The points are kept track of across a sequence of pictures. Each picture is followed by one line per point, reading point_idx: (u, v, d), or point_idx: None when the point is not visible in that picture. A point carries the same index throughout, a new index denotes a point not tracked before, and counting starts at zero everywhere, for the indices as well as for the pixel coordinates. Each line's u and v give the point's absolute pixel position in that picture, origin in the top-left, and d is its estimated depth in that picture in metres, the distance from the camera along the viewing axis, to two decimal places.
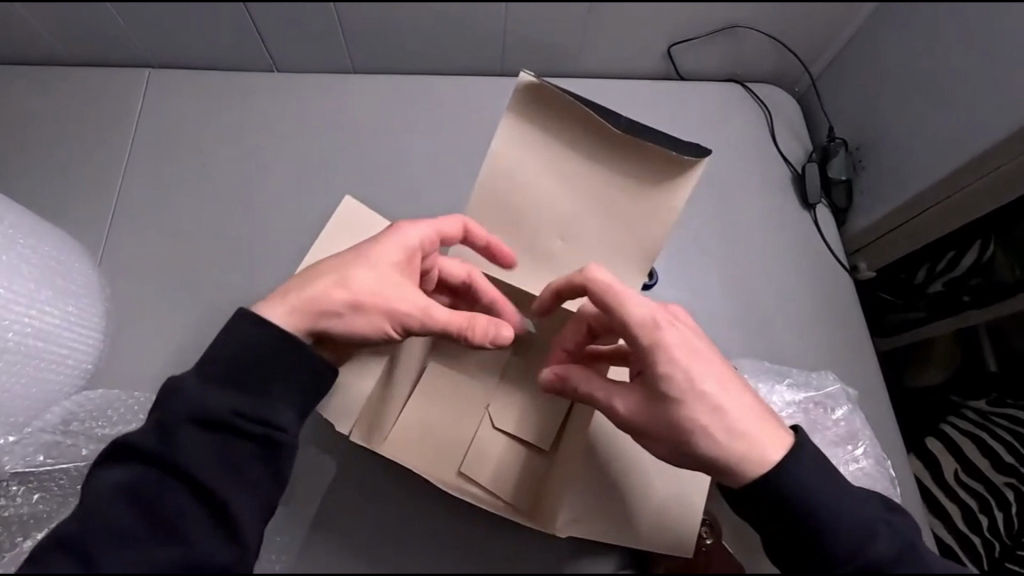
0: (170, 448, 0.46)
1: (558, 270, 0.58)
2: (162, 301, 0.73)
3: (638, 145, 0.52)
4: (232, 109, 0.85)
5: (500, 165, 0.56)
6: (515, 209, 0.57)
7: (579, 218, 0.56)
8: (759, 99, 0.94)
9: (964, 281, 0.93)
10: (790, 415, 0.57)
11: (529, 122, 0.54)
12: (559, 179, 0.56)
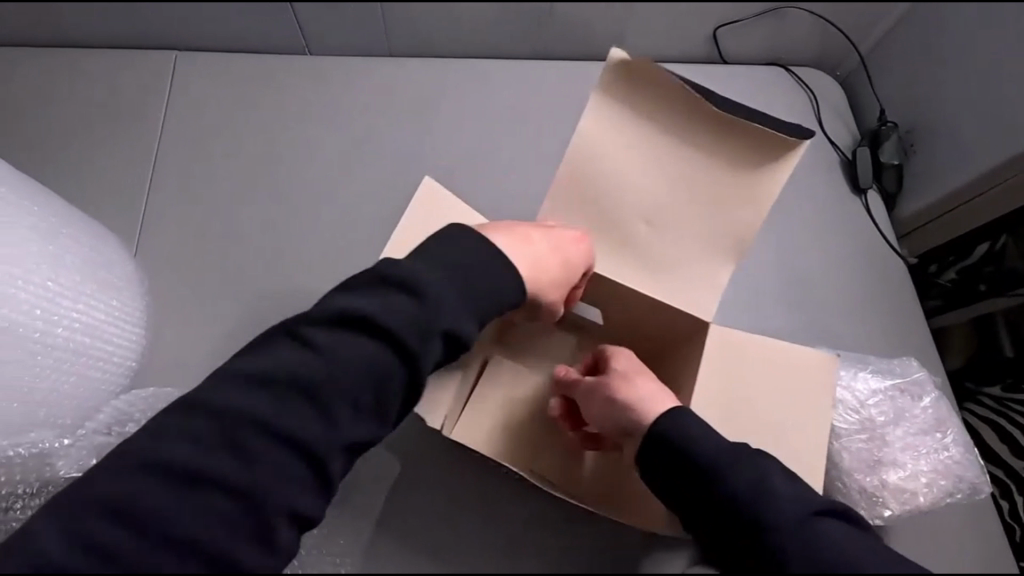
0: (278, 395, 0.41)
1: (641, 255, 0.55)
2: (204, 294, 0.69)
3: (739, 125, 0.52)
4: (266, 94, 0.81)
5: (591, 145, 0.53)
6: (599, 192, 0.55)
7: (667, 202, 0.54)
8: (804, 81, 0.92)
9: (977, 269, 0.89)
10: (876, 404, 0.56)
11: (620, 100, 0.53)
12: (648, 159, 0.54)
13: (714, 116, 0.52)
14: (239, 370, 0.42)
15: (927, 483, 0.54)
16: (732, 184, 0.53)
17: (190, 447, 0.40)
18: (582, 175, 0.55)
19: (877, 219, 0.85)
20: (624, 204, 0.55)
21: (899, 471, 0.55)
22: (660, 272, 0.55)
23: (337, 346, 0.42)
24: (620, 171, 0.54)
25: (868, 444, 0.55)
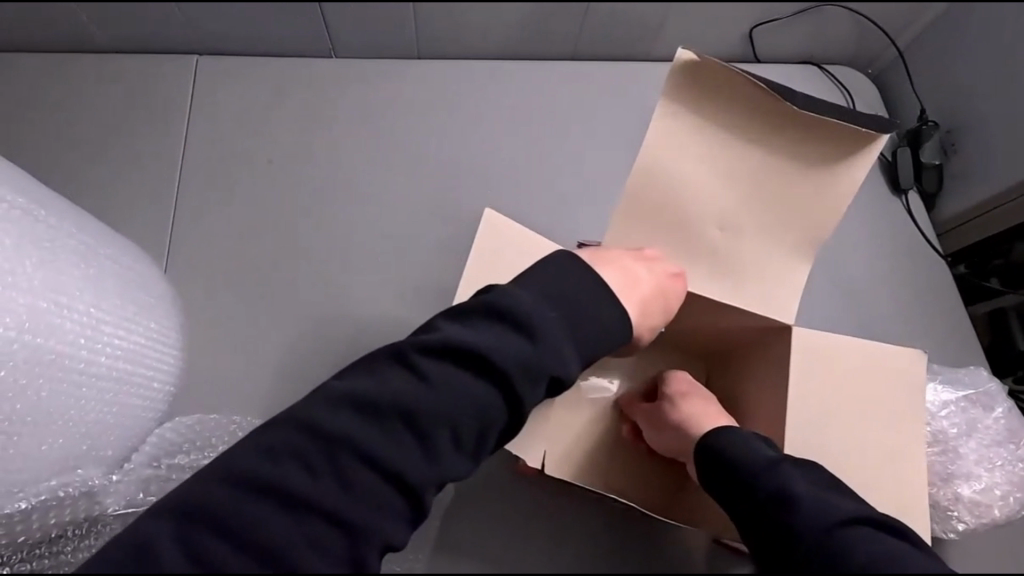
0: (380, 420, 0.39)
1: (717, 266, 0.51)
2: (239, 312, 0.67)
3: (812, 121, 0.46)
4: (291, 97, 0.78)
5: (651, 155, 0.47)
6: (667, 203, 0.49)
7: (740, 208, 0.49)
8: (839, 80, 0.90)
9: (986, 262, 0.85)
10: (947, 417, 0.55)
11: (685, 104, 0.47)
12: (720, 164, 0.48)
13: (784, 113, 0.47)
14: (343, 391, 0.40)
15: (1001, 497, 0.53)
16: (806, 186, 0.49)
17: (287, 467, 0.38)
18: (646, 188, 0.49)
19: (918, 220, 0.84)
20: (690, 216, 0.49)
21: (972, 485, 0.53)
22: (733, 286, 0.51)
23: (445, 374, 0.41)
24: (684, 181, 0.48)
25: (939, 458, 0.54)
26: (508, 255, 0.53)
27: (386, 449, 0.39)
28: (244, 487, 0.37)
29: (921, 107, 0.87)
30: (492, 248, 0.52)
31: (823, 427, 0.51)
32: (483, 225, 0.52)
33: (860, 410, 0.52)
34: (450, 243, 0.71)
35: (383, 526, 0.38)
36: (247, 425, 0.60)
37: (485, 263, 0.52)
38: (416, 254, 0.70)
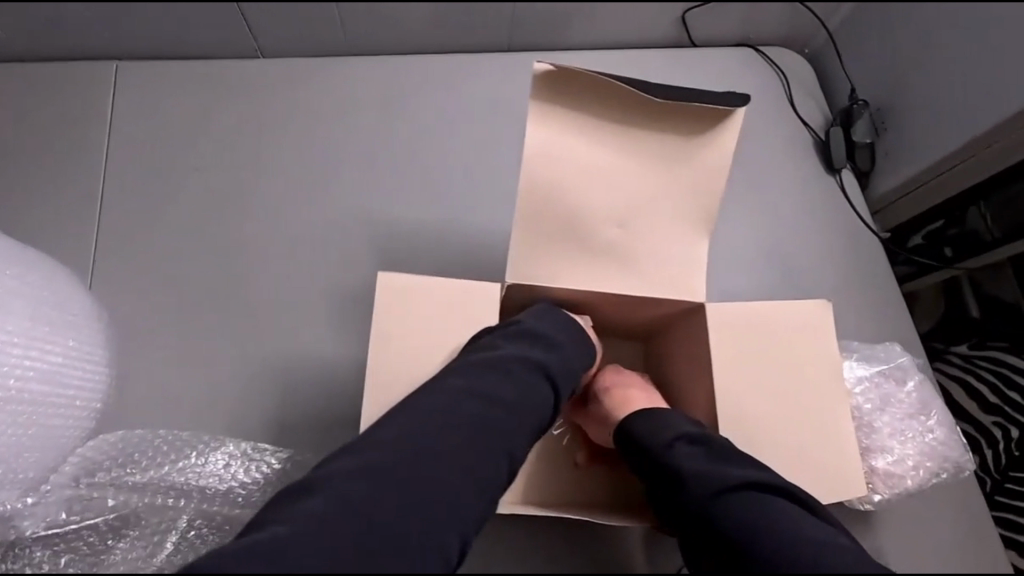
0: (487, 407, 0.43)
1: (617, 260, 0.52)
2: (170, 323, 0.66)
3: (678, 105, 0.49)
4: (219, 103, 0.77)
5: (535, 160, 0.48)
6: (557, 205, 0.50)
7: (631, 202, 0.51)
8: (773, 63, 0.91)
9: (943, 231, 0.92)
10: (862, 392, 0.56)
11: (552, 111, 0.48)
12: (602, 164, 0.50)
13: (648, 107, 0.49)
14: (455, 386, 0.45)
15: (913, 466, 0.55)
16: (688, 169, 0.51)
17: (402, 465, 0.39)
18: (535, 194, 0.49)
19: (852, 199, 0.85)
20: (589, 212, 0.50)
21: (888, 456, 0.55)
22: (639, 273, 0.52)
23: (529, 373, 0.47)
24: (574, 181, 0.49)
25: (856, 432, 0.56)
26: (418, 316, 0.50)
27: (465, 445, 0.41)
28: (367, 481, 0.38)
29: (851, 87, 0.89)
30: (396, 310, 0.50)
31: (749, 401, 0.51)
32: (378, 292, 0.50)
33: (787, 379, 0.51)
34: (387, 244, 0.71)
35: (470, 521, 0.40)
36: (173, 438, 0.59)
37: (394, 326, 0.49)
38: (353, 258, 0.70)
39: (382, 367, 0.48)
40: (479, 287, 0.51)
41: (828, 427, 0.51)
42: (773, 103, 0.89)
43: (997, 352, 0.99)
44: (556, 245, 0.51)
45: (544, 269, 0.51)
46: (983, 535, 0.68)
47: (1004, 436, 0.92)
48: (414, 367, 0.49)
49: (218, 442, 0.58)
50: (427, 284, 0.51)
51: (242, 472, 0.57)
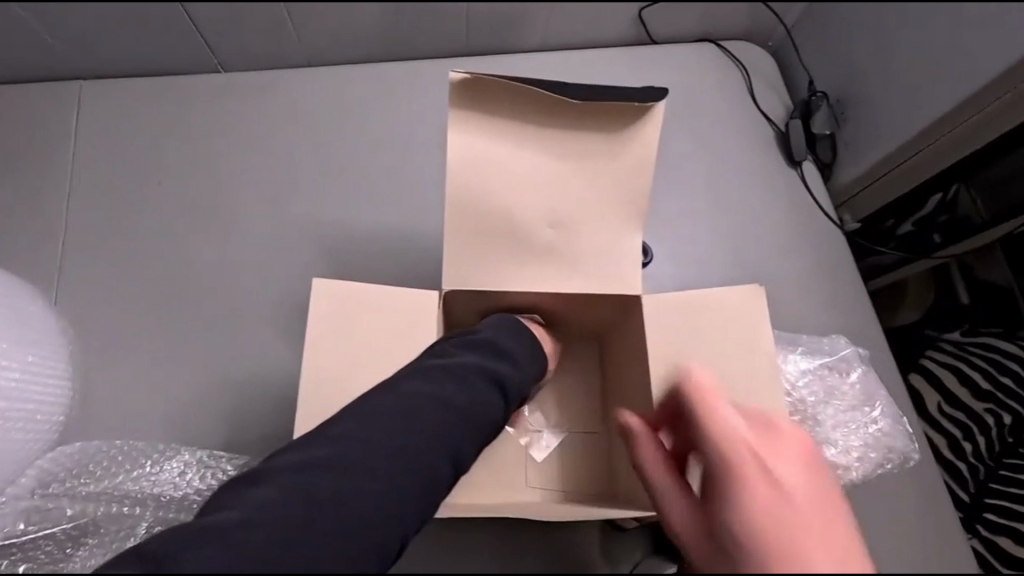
0: (432, 407, 0.45)
1: (551, 261, 0.53)
2: (130, 335, 0.68)
3: (595, 105, 0.50)
4: (180, 118, 0.79)
5: (460, 172, 0.50)
6: (486, 211, 0.51)
7: (562, 203, 0.52)
8: (733, 56, 0.91)
9: (932, 219, 0.91)
10: (806, 386, 0.57)
11: (474, 122, 0.50)
12: (529, 168, 0.51)
13: (569, 109, 0.50)
14: (411, 389, 0.46)
15: (858, 457, 0.55)
16: (614, 167, 0.52)
17: (350, 457, 0.42)
18: (464, 202, 0.51)
19: (815, 191, 0.85)
20: (519, 215, 0.52)
21: (833, 448, 0.56)
22: (574, 270, 0.53)
23: (482, 381, 0.49)
24: (502, 188, 0.51)
25: (801, 426, 0.56)
26: (352, 323, 0.50)
27: (408, 441, 0.43)
28: (314, 471, 0.41)
29: (810, 79, 0.89)
30: (331, 315, 0.50)
31: (689, 387, 0.51)
32: (314, 297, 0.50)
33: (717, 369, 0.51)
34: (343, 250, 0.72)
35: (409, 519, 0.42)
36: (129, 448, 0.61)
37: (329, 331, 0.50)
38: (311, 268, 0.71)
39: (316, 374, 0.48)
40: (416, 295, 0.52)
41: (754, 417, 0.50)
42: (733, 98, 0.89)
43: (990, 336, 1.11)
44: (490, 249, 0.52)
45: (478, 273, 0.52)
46: (943, 523, 0.68)
47: (995, 424, 1.03)
48: (347, 373, 0.49)
49: (175, 450, 0.60)
50: (364, 291, 0.51)
51: (197, 477, 0.58)
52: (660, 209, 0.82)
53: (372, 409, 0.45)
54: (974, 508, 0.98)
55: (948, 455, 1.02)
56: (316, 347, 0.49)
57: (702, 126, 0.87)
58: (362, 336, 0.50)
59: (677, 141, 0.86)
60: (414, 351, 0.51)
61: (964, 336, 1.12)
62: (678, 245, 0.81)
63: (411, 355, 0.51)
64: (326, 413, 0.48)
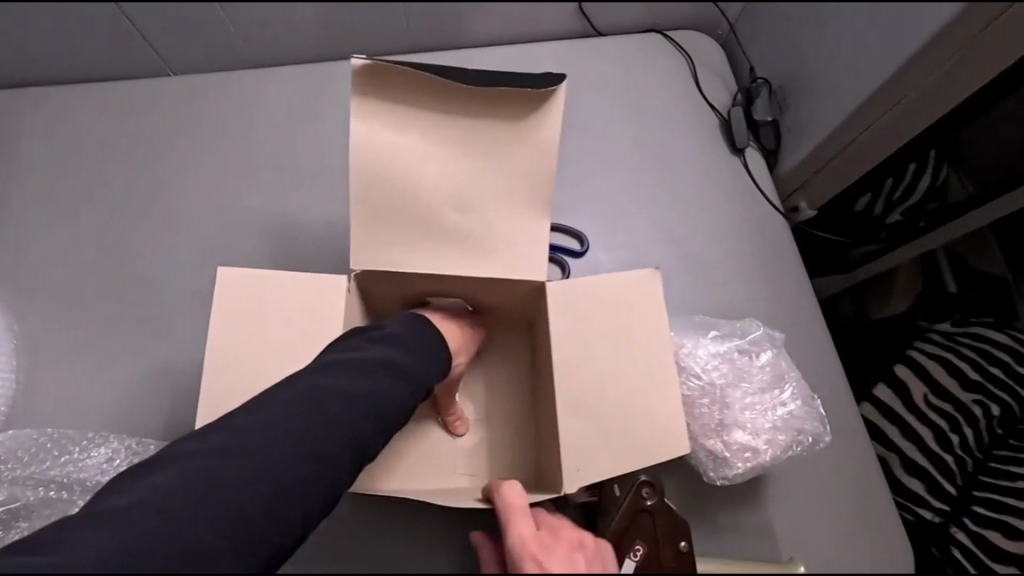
0: (328, 397, 0.48)
1: (454, 244, 0.54)
2: (71, 326, 0.70)
3: (494, 91, 0.52)
4: (127, 119, 0.81)
5: (362, 157, 0.52)
6: (389, 194, 0.53)
7: (465, 187, 0.53)
8: (679, 46, 0.92)
9: (922, 206, 1.05)
10: (716, 367, 0.57)
11: (376, 105, 0.51)
12: (431, 152, 0.53)
13: (470, 93, 0.52)
14: (313, 384, 0.49)
15: (767, 439, 0.55)
16: (515, 149, 0.53)
17: (248, 453, 0.44)
18: (369, 183, 0.52)
19: (757, 178, 0.85)
20: (422, 201, 0.53)
21: (742, 429, 0.56)
22: (480, 254, 0.54)
23: (386, 376, 0.52)
24: (404, 173, 0.53)
25: (710, 408, 0.56)
26: (251, 307, 0.53)
27: (309, 436, 0.46)
28: (210, 461, 0.43)
29: (750, 67, 0.90)
30: (233, 301, 0.53)
31: (597, 372, 0.52)
32: (217, 285, 0.53)
33: (615, 355, 0.52)
34: (279, 244, 0.74)
35: (308, 511, 0.45)
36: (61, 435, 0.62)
37: (230, 316, 0.53)
38: (247, 262, 0.73)
39: (215, 355, 0.52)
40: (314, 280, 0.55)
41: (650, 404, 0.51)
42: (677, 88, 0.89)
43: (980, 327, 1.13)
44: (396, 235, 0.54)
45: (384, 259, 0.54)
46: (876, 512, 0.67)
47: (985, 415, 1.04)
48: (245, 355, 0.52)
49: (103, 438, 0.61)
50: (264, 277, 0.54)
51: (122, 464, 0.59)
52: (599, 198, 0.82)
53: (280, 405, 0.47)
54: (961, 502, 0.98)
55: (936, 448, 1.03)
56: (218, 330, 0.53)
57: (646, 116, 0.87)
58: (261, 320, 0.53)
59: (618, 131, 0.86)
60: (311, 333, 0.53)
61: (953, 327, 1.15)
62: (617, 235, 0.80)
63: (308, 336, 0.53)
64: (222, 393, 0.51)
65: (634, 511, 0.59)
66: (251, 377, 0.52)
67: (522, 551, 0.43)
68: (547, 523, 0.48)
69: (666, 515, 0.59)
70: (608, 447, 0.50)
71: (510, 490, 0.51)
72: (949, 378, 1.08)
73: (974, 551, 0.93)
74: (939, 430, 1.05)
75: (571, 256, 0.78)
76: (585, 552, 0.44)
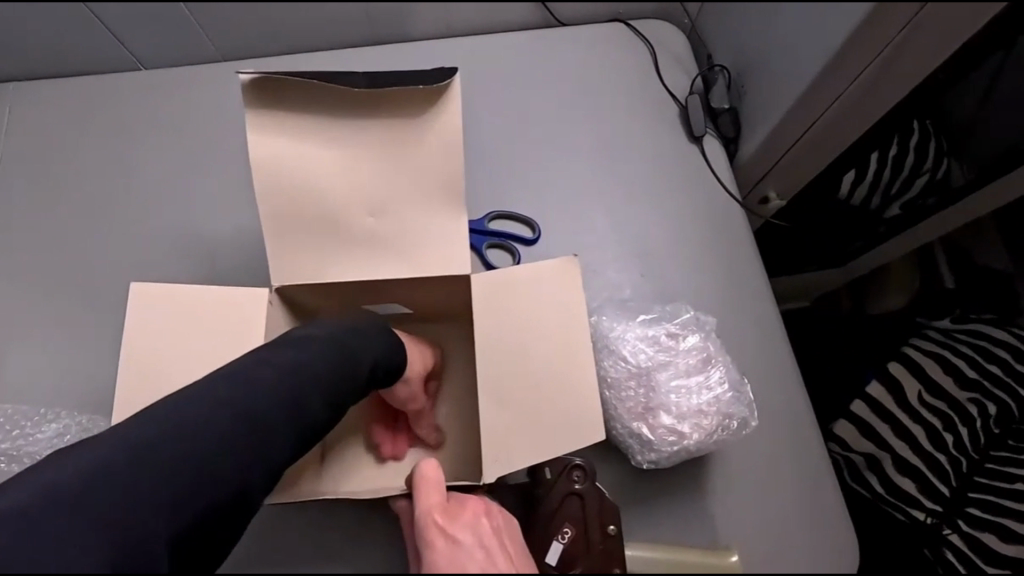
0: (258, 376, 0.51)
1: (369, 242, 0.60)
2: (34, 310, 0.74)
3: (390, 93, 0.58)
4: (97, 115, 0.85)
5: (273, 163, 0.57)
6: (304, 199, 0.58)
7: (376, 189, 0.59)
8: (642, 35, 0.92)
9: (920, 199, 1.07)
10: (645, 351, 0.58)
11: (279, 119, 0.57)
12: (339, 159, 0.59)
13: (362, 98, 0.58)
14: (248, 367, 0.52)
15: (693, 425, 0.55)
16: (416, 146, 0.59)
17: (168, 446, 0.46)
18: (284, 194, 0.58)
19: (715, 166, 0.85)
20: (338, 205, 0.59)
21: (668, 412, 0.56)
22: (393, 249, 0.60)
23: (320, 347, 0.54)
24: (314, 174, 0.58)
25: (638, 391, 0.57)
26: (163, 317, 0.56)
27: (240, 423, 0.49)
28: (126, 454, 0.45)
29: (710, 53, 0.92)
30: (146, 313, 0.56)
31: (523, 352, 0.56)
32: (128, 302, 0.56)
33: (526, 349, 0.56)
34: (235, 233, 0.77)
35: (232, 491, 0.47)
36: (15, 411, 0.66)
37: (143, 327, 0.56)
38: (204, 249, 0.76)
39: (131, 363, 0.55)
40: (226, 290, 0.57)
41: (557, 392, 0.54)
42: (636, 76, 0.89)
43: (978, 323, 1.13)
44: (312, 234, 0.59)
45: (303, 253, 0.59)
46: (824, 501, 0.66)
47: (980, 414, 1.05)
48: (162, 361, 0.55)
49: (55, 414, 0.65)
50: (175, 289, 0.57)
51: (74, 438, 0.64)
52: (553, 186, 0.83)
53: (214, 391, 0.50)
54: (956, 503, 1.00)
55: (930, 447, 1.04)
56: (131, 341, 0.56)
57: (603, 105, 0.87)
58: (176, 331, 0.56)
59: (575, 120, 0.86)
60: (224, 333, 0.56)
61: (953, 323, 1.14)
62: (569, 223, 0.81)
63: (218, 338, 0.56)
64: (142, 394, 0.54)
65: (564, 494, 0.60)
66: (169, 379, 0.55)
67: (428, 519, 0.47)
68: (458, 495, 0.52)
69: (594, 497, 0.59)
70: (519, 433, 0.53)
71: (426, 464, 0.52)
72: (946, 377, 1.08)
73: (965, 552, 0.96)
74: (931, 429, 1.05)
75: (523, 244, 0.79)
76: (489, 517, 0.48)
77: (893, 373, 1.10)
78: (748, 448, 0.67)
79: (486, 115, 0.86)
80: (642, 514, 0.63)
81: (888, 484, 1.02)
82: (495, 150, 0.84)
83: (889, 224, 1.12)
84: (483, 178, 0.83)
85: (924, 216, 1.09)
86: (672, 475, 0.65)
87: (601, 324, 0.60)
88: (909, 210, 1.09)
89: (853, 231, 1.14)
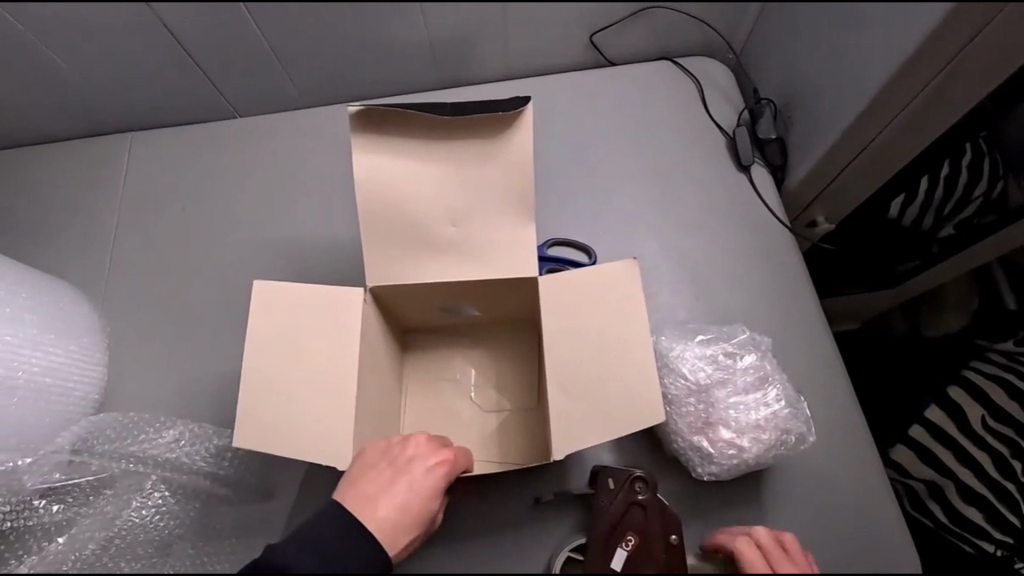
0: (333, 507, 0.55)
1: (450, 250, 0.67)
2: (149, 330, 0.83)
3: (469, 121, 0.65)
4: (201, 158, 0.96)
5: (371, 190, 0.65)
6: (401, 224, 0.66)
7: (458, 203, 0.66)
8: (689, 72, 0.97)
9: (978, 219, 1.02)
10: (704, 369, 0.61)
11: (370, 144, 0.65)
12: (424, 177, 0.66)
13: (447, 122, 0.65)
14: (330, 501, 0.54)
15: (750, 440, 0.59)
16: (489, 164, 0.66)
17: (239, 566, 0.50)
18: (376, 208, 0.65)
19: (763, 193, 0.89)
20: (425, 221, 0.66)
21: (728, 427, 0.59)
22: (474, 258, 0.66)
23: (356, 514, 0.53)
24: (394, 205, 0.65)
25: (698, 407, 0.60)
26: (282, 314, 0.63)
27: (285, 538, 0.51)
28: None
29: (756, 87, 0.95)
30: (267, 313, 0.63)
31: (585, 343, 0.61)
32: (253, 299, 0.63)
33: (589, 353, 0.60)
34: (320, 260, 0.85)
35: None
36: (136, 418, 0.75)
37: (263, 321, 0.63)
38: (293, 274, 0.85)
39: (256, 364, 0.62)
40: (340, 292, 0.64)
41: (630, 388, 0.58)
42: (686, 111, 0.95)
43: None
44: (397, 247, 0.66)
45: (395, 272, 0.66)
46: (887, 520, 0.67)
47: None
48: (278, 361, 0.62)
49: (172, 423, 0.74)
50: (292, 290, 0.64)
51: (186, 446, 0.72)
52: (609, 215, 0.88)
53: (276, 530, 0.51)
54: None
55: (995, 474, 1.01)
56: (252, 352, 0.62)
57: (653, 139, 0.93)
58: (293, 332, 0.63)
59: (628, 151, 0.92)
60: (332, 333, 0.63)
61: (1016, 345, 1.13)
62: (624, 249, 0.86)
63: (327, 341, 0.63)
64: (264, 390, 0.61)
65: (626, 503, 0.63)
66: (285, 380, 0.62)
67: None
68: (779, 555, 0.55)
69: (657, 508, 0.62)
70: (600, 414, 0.58)
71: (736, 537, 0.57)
72: (1009, 400, 1.06)
73: None
74: (996, 455, 1.02)
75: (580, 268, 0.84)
76: None
77: (954, 398, 1.09)
78: (805, 465, 0.69)
79: (542, 151, 0.93)
80: (705, 526, 0.66)
81: (952, 513, 1.00)
82: (553, 183, 0.91)
83: (942, 244, 1.08)
84: (542, 207, 0.90)
85: (980, 237, 1.03)
86: (731, 491, 0.68)
87: (662, 344, 0.64)
88: (963, 229, 1.05)
89: (902, 250, 1.13)
